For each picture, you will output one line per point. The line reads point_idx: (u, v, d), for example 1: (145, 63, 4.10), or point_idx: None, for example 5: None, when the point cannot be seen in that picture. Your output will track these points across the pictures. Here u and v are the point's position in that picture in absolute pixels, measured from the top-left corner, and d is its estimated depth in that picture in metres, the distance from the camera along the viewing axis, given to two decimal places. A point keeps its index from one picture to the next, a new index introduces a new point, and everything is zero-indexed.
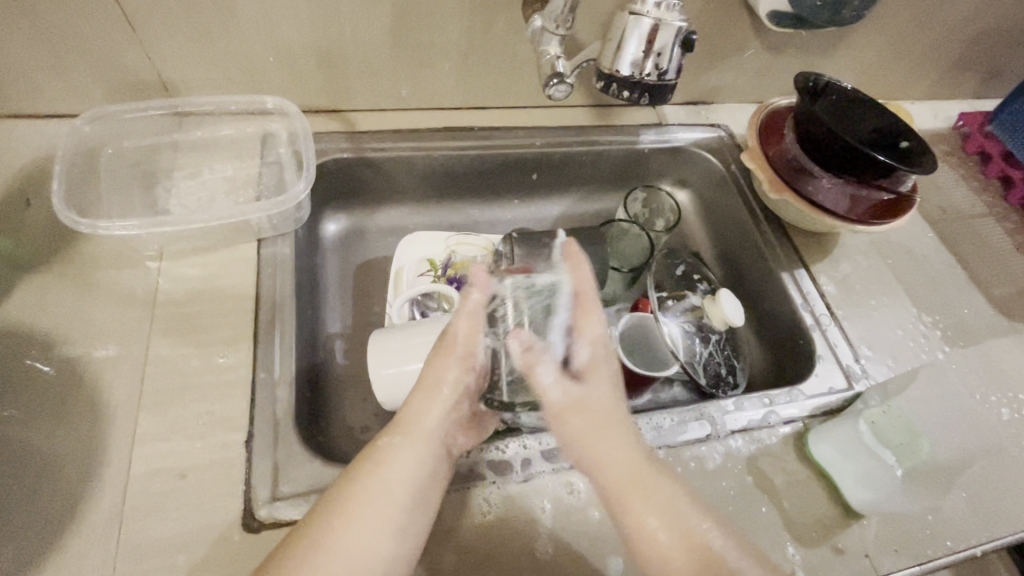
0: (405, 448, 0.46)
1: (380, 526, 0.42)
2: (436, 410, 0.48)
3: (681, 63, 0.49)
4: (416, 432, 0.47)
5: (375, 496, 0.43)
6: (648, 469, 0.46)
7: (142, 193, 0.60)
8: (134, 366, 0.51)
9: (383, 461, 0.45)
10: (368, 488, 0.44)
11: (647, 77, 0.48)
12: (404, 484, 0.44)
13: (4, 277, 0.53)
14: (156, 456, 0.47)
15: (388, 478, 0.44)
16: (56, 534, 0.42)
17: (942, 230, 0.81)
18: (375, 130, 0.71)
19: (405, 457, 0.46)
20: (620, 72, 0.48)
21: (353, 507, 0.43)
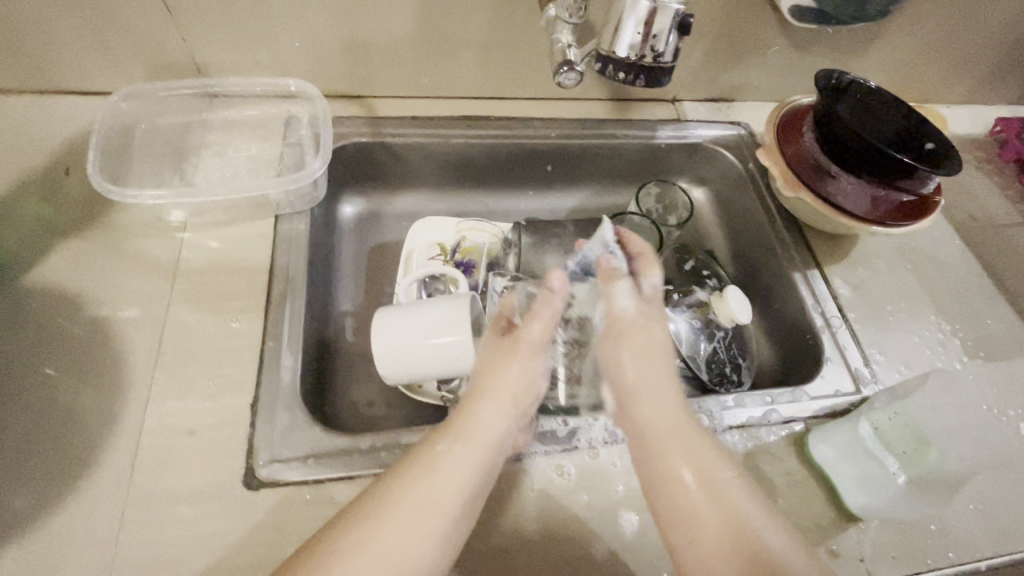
0: (456, 450, 0.47)
1: (424, 537, 0.42)
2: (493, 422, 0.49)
3: (678, 46, 0.49)
4: (469, 438, 0.48)
5: (425, 502, 0.44)
6: (675, 423, 0.50)
7: (172, 168, 0.63)
8: (153, 328, 0.54)
9: (430, 464, 0.46)
10: (416, 489, 0.44)
11: (643, 59, 0.49)
12: (455, 492, 0.45)
13: (43, 240, 0.57)
14: (168, 413, 0.49)
15: (438, 485, 0.45)
16: (74, 477, 0.46)
17: (971, 239, 0.78)
18: (394, 116, 0.73)
19: (455, 458, 0.47)
20: (617, 55, 0.49)
21: (399, 509, 0.43)
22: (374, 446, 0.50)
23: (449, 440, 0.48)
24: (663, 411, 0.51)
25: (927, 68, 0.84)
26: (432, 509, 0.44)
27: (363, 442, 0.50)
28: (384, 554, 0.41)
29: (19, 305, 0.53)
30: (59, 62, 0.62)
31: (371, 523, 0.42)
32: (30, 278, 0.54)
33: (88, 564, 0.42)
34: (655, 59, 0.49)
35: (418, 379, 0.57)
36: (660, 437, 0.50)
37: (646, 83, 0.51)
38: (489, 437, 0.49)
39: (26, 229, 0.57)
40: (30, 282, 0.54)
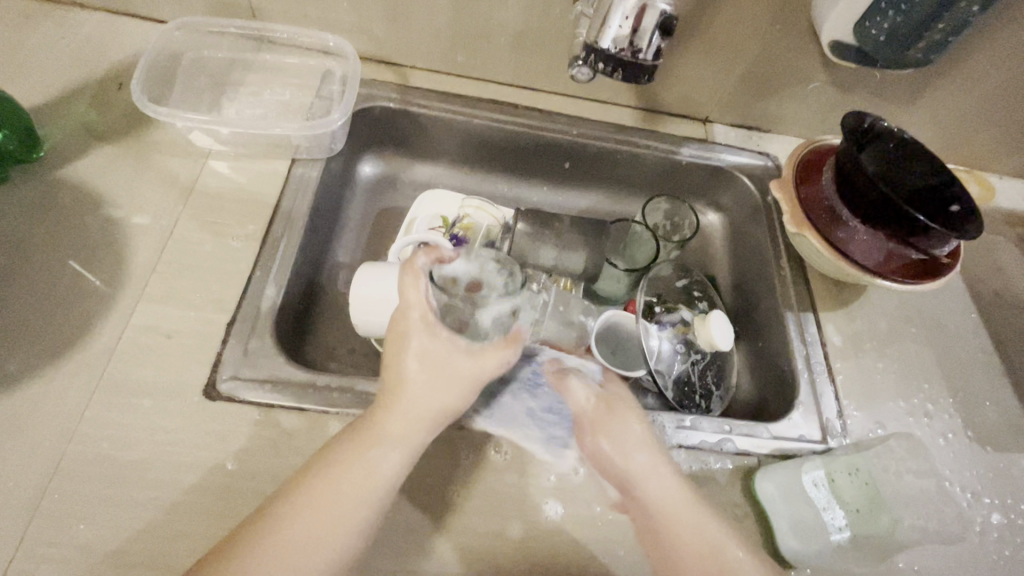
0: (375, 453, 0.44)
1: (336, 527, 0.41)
2: (399, 413, 0.45)
3: (660, 48, 0.52)
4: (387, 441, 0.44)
5: (330, 493, 0.42)
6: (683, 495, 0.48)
7: (211, 99, 0.68)
8: (159, 236, 0.58)
9: (336, 463, 0.43)
10: (330, 482, 0.42)
11: (621, 53, 0.51)
12: (375, 484, 0.43)
13: (85, 141, 0.62)
14: (153, 314, 0.54)
15: (343, 483, 0.42)
16: (59, 352, 0.50)
17: (988, 316, 0.74)
18: (425, 88, 0.76)
19: (374, 459, 0.43)
20: (601, 45, 0.51)
21: (306, 503, 0.41)
22: (329, 385, 0.53)
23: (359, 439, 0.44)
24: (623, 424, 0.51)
25: (980, 132, 0.80)
26: (355, 504, 0.42)
27: (319, 379, 0.53)
28: (318, 519, 0.40)
29: (49, 194, 0.58)
30: None
31: (296, 503, 0.41)
32: (64, 172, 0.60)
33: (51, 428, 0.47)
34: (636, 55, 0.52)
35: (389, 335, 0.60)
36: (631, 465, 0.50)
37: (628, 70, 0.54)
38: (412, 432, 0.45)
39: (72, 129, 0.63)
40: (64, 175, 0.60)
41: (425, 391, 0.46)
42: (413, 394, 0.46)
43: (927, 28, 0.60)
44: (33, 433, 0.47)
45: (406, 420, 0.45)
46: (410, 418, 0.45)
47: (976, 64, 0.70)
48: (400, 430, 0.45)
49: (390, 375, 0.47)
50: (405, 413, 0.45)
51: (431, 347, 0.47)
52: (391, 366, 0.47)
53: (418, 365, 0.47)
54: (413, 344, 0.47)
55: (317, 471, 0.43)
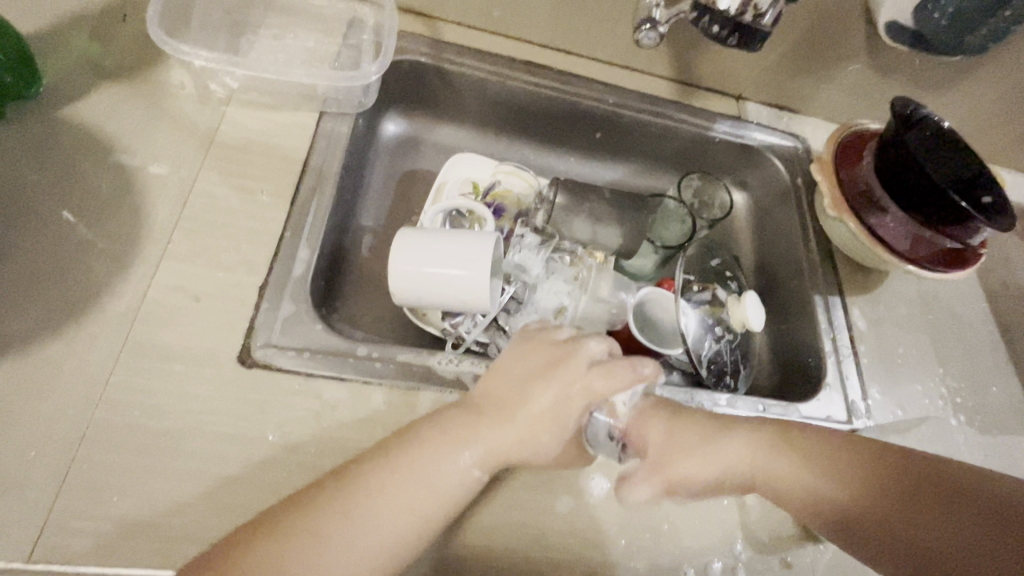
0: (465, 456, 0.43)
1: (402, 514, 0.40)
2: (512, 429, 0.44)
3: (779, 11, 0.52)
4: (482, 453, 0.43)
5: (420, 479, 0.41)
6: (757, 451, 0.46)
7: (228, 39, 0.62)
8: (179, 188, 0.53)
9: (435, 450, 0.42)
10: (419, 468, 0.41)
11: (740, 14, 0.52)
12: (439, 496, 0.41)
13: (89, 78, 0.56)
14: (178, 273, 0.50)
15: (425, 483, 0.41)
16: (76, 310, 0.46)
17: (996, 306, 0.77)
18: (458, 44, 0.71)
19: (457, 464, 0.42)
20: (716, 5, 0.52)
21: (396, 469, 0.41)
22: (369, 355, 0.51)
23: (465, 436, 0.43)
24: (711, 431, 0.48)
25: (1004, 126, 0.81)
26: (437, 502, 0.41)
27: (359, 348, 0.51)
28: (405, 505, 0.40)
29: (52, 135, 0.53)
30: None
31: (390, 482, 0.40)
32: (67, 111, 0.54)
33: (75, 392, 0.43)
34: (754, 18, 0.52)
35: (427, 304, 0.57)
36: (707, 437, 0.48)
37: (737, 41, 0.55)
38: (502, 456, 0.44)
39: (73, 63, 0.56)
40: (69, 115, 0.54)
41: (539, 432, 0.44)
42: (532, 417, 0.44)
43: (991, 14, 0.63)
44: (56, 397, 0.43)
45: (509, 440, 0.44)
46: (515, 440, 0.44)
47: (1014, 55, 0.71)
48: (497, 445, 0.43)
49: (524, 387, 0.45)
50: (514, 435, 0.44)
51: (577, 406, 0.45)
52: (527, 381, 0.46)
53: (554, 397, 0.45)
54: (565, 382, 0.45)
55: (421, 450, 0.42)
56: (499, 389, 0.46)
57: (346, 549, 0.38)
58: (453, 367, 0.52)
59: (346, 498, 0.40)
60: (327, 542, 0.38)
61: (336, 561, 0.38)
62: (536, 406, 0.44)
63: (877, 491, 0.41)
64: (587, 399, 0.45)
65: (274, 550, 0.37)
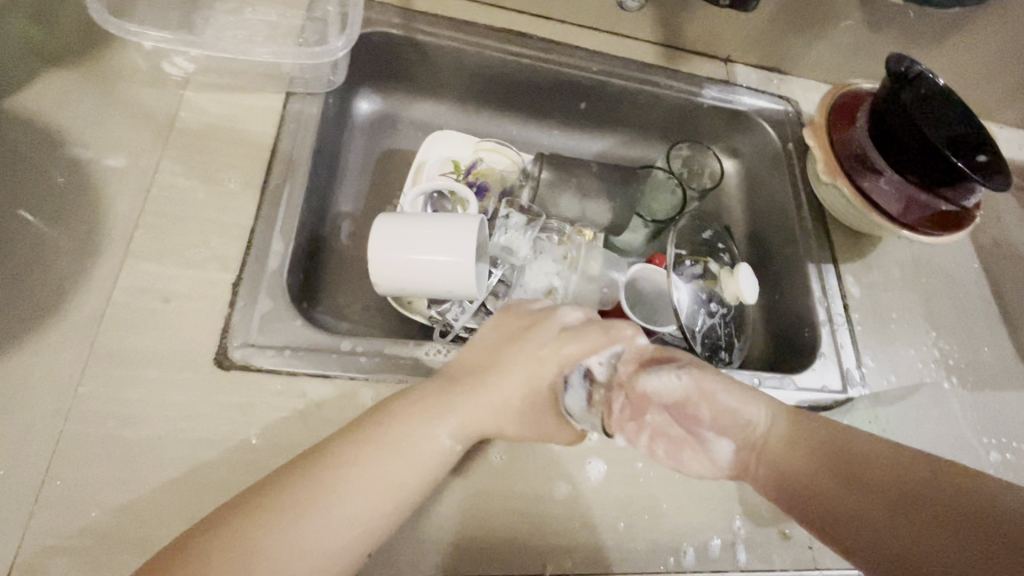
0: (439, 426, 0.42)
1: (379, 493, 0.39)
2: (485, 395, 0.43)
3: None
4: (456, 421, 0.42)
5: (395, 451, 0.40)
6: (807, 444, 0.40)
7: (180, 16, 0.57)
8: (139, 181, 0.50)
9: (409, 421, 0.41)
10: (394, 440, 0.40)
11: None
12: (416, 468, 0.40)
13: (30, 65, 0.52)
14: (145, 274, 0.47)
15: (399, 455, 0.40)
16: (37, 319, 0.43)
17: (988, 265, 0.76)
18: (430, 13, 0.67)
19: (431, 433, 0.41)
20: None
21: (371, 442, 0.40)
22: (354, 349, 0.49)
23: (439, 402, 0.42)
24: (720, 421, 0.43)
25: (998, 79, 0.79)
26: (413, 475, 0.40)
27: (343, 343, 0.49)
28: (379, 479, 0.39)
29: None
30: None
31: (364, 455, 0.39)
32: (8, 102, 0.50)
33: (43, 406, 0.41)
34: None
35: (411, 292, 0.55)
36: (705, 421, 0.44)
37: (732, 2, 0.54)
38: (477, 422, 0.43)
39: (10, 49, 0.52)
40: (10, 107, 0.50)
41: (513, 398, 0.43)
42: (507, 387, 0.43)
43: None
44: (23, 412, 0.41)
45: (482, 406, 0.43)
46: (491, 410, 0.43)
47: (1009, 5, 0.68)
48: (472, 410, 0.43)
49: (499, 356, 0.45)
50: (489, 406, 0.43)
51: (549, 373, 0.44)
52: (500, 350, 0.45)
53: (528, 369, 0.44)
54: (537, 352, 0.45)
55: (395, 420, 0.41)
56: (473, 359, 0.45)
57: (319, 526, 0.36)
58: (442, 357, 0.50)
59: (318, 475, 0.38)
60: (302, 520, 0.36)
61: (304, 535, 0.36)
62: (509, 371, 0.44)
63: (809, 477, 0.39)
64: (557, 363, 0.44)
65: (240, 534, 0.35)
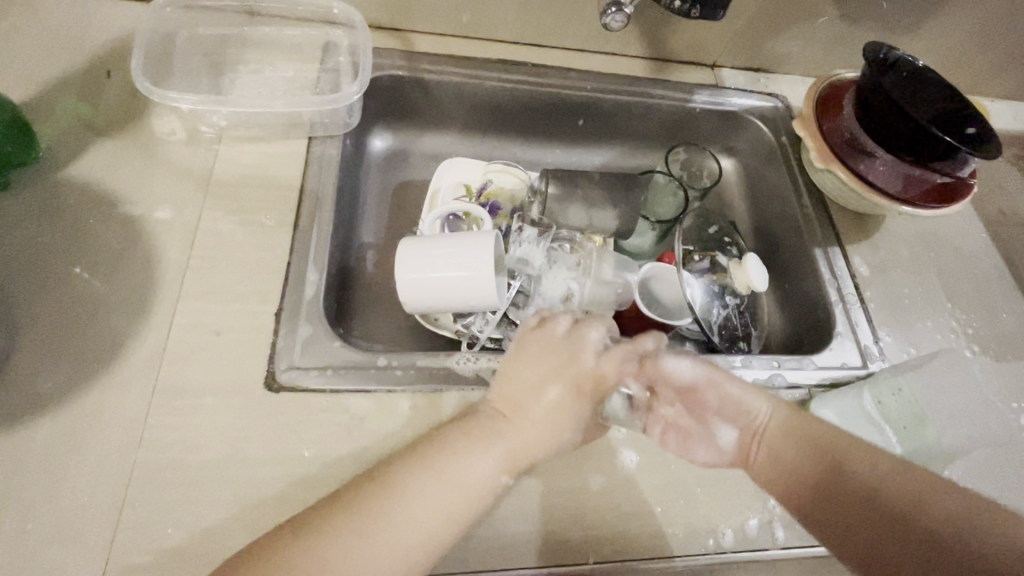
0: (489, 451, 0.43)
1: (437, 520, 0.39)
2: (534, 426, 0.45)
3: None
4: (506, 448, 0.43)
5: (450, 476, 0.41)
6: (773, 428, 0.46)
7: (209, 80, 0.64)
8: (186, 230, 0.55)
9: (462, 449, 0.42)
10: (452, 468, 0.41)
11: None
12: (470, 494, 0.41)
13: (83, 137, 0.58)
14: (197, 312, 0.51)
15: (452, 484, 0.41)
16: (105, 361, 0.48)
17: (996, 234, 0.77)
18: (432, 53, 0.73)
19: (483, 458, 0.42)
20: None
21: (431, 467, 0.41)
22: (390, 364, 0.52)
23: (490, 428, 0.44)
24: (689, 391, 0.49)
25: (977, 55, 0.82)
26: (464, 502, 0.40)
27: (379, 360, 0.52)
28: (432, 502, 0.40)
29: (56, 198, 0.54)
30: None
31: (426, 479, 0.40)
32: (67, 172, 0.56)
33: (115, 439, 0.45)
34: None
35: (439, 308, 0.58)
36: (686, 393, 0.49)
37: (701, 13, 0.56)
38: (529, 445, 0.44)
39: (65, 125, 0.58)
40: (69, 176, 0.56)
41: (556, 424, 0.46)
42: (547, 411, 0.45)
43: None
44: (98, 446, 0.45)
45: (530, 432, 0.45)
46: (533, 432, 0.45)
47: None
48: (521, 439, 0.44)
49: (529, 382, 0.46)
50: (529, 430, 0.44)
51: (587, 386, 0.47)
52: (537, 374, 0.47)
53: (564, 392, 0.46)
54: (575, 369, 0.47)
55: (442, 447, 0.42)
56: (512, 388, 0.46)
57: (374, 544, 0.37)
58: (472, 365, 0.53)
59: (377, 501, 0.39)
60: (359, 540, 0.37)
61: (362, 564, 0.36)
62: (553, 394, 0.46)
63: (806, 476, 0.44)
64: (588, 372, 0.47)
65: (295, 551, 0.36)
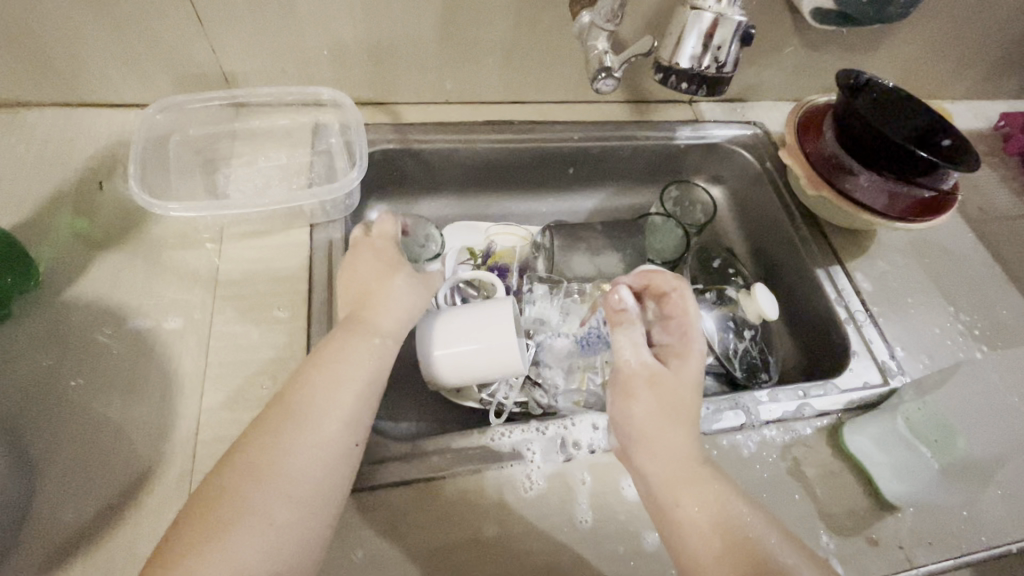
0: (303, 441, 0.43)
1: (267, 519, 0.40)
2: (314, 409, 0.44)
3: (738, 57, 0.53)
4: (314, 429, 0.43)
5: (271, 472, 0.41)
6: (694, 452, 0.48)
7: (203, 177, 0.64)
8: (198, 337, 0.54)
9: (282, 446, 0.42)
10: (271, 468, 0.41)
11: (705, 70, 0.52)
12: (300, 480, 0.41)
13: (82, 253, 0.57)
14: (221, 423, 0.50)
15: (280, 474, 0.41)
16: (132, 490, 0.46)
17: (982, 231, 0.80)
18: (420, 122, 0.74)
19: (300, 450, 0.42)
20: (679, 65, 0.53)
21: (261, 467, 0.41)
22: (426, 450, 0.52)
23: (290, 409, 0.44)
24: (681, 386, 0.50)
25: (932, 63, 0.86)
26: (293, 493, 0.41)
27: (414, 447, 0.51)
28: (284, 481, 0.41)
29: (60, 321, 0.53)
30: (89, 75, 0.63)
31: (245, 480, 0.41)
32: (69, 292, 0.54)
33: None
34: (718, 70, 0.53)
35: (463, 384, 0.57)
36: (667, 411, 0.49)
37: (706, 93, 0.54)
38: (334, 432, 0.44)
39: (61, 243, 0.57)
40: (73, 296, 0.54)
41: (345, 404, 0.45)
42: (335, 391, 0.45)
43: None
44: None
45: (331, 428, 0.44)
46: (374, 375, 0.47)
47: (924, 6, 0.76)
48: (320, 428, 0.44)
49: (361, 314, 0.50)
50: (362, 378, 0.46)
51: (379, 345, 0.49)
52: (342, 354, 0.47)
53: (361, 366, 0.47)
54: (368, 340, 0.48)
55: (285, 428, 0.43)
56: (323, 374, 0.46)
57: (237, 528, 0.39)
58: (509, 440, 0.53)
59: (255, 482, 0.41)
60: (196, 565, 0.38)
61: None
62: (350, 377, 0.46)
63: (718, 537, 0.43)
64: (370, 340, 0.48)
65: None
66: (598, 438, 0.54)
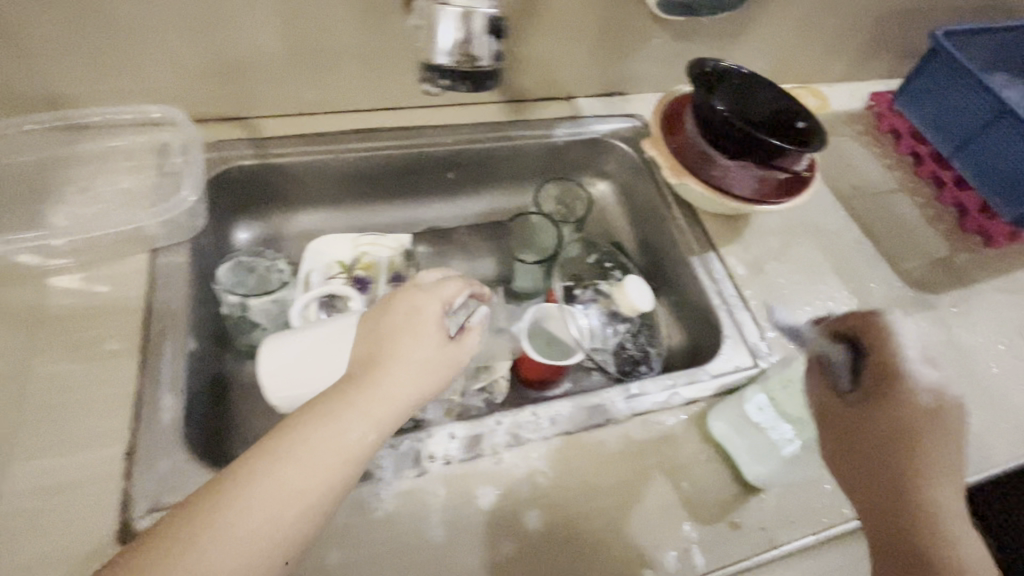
0: (270, 489, 0.39)
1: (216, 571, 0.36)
2: (316, 456, 0.40)
3: (495, 50, 0.53)
4: (301, 479, 0.40)
5: (238, 515, 0.37)
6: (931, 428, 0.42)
7: (33, 209, 0.60)
8: (13, 382, 0.50)
9: (254, 492, 0.38)
10: (238, 510, 0.38)
11: (460, 64, 0.52)
12: (260, 535, 0.38)
13: None
14: (32, 473, 0.46)
15: (240, 522, 0.37)
16: None
17: (856, 208, 0.83)
18: (281, 135, 0.71)
19: (271, 499, 0.38)
20: (438, 61, 0.52)
21: (227, 508, 0.37)
22: None
23: (284, 452, 0.40)
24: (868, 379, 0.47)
25: (800, 49, 0.89)
26: (254, 548, 0.37)
27: None
28: (243, 531, 0.37)
29: None
30: None
31: (207, 519, 0.37)
32: None
33: None
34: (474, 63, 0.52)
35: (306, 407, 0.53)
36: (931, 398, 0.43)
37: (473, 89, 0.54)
38: (313, 486, 0.40)
39: None
40: None
41: (326, 464, 0.41)
42: (340, 433, 0.41)
43: None
44: None
45: (313, 480, 0.40)
46: (394, 417, 0.44)
47: None
48: (303, 477, 0.40)
49: (382, 348, 0.46)
50: (364, 428, 0.42)
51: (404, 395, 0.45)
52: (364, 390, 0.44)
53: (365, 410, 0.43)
54: (385, 391, 0.44)
55: (264, 473, 0.39)
56: (338, 413, 0.42)
57: (224, 562, 0.36)
58: None
59: (211, 527, 0.37)
60: None
61: None
62: (347, 424, 0.42)
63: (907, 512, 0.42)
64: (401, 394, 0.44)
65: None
66: (449, 448, 0.52)
